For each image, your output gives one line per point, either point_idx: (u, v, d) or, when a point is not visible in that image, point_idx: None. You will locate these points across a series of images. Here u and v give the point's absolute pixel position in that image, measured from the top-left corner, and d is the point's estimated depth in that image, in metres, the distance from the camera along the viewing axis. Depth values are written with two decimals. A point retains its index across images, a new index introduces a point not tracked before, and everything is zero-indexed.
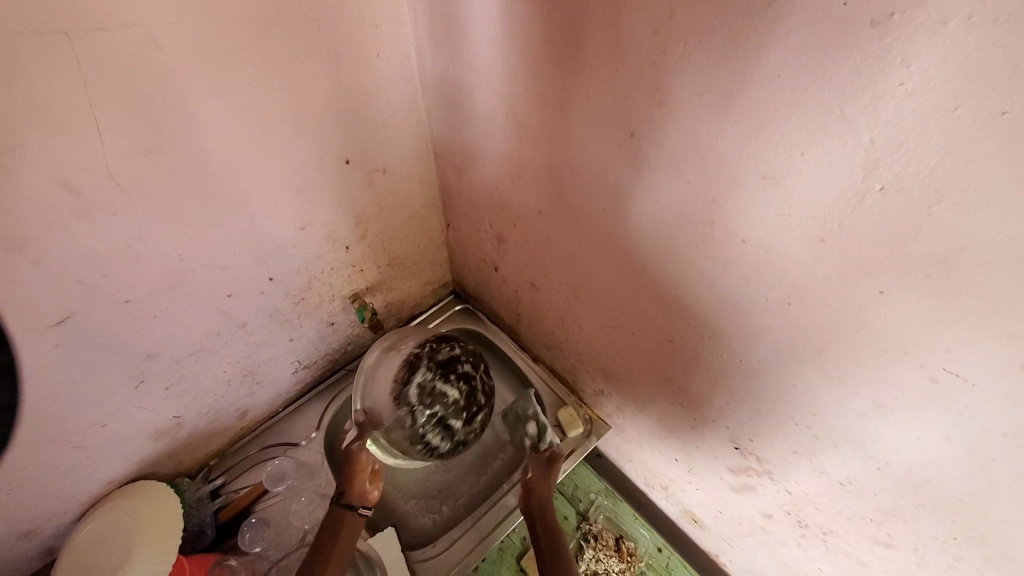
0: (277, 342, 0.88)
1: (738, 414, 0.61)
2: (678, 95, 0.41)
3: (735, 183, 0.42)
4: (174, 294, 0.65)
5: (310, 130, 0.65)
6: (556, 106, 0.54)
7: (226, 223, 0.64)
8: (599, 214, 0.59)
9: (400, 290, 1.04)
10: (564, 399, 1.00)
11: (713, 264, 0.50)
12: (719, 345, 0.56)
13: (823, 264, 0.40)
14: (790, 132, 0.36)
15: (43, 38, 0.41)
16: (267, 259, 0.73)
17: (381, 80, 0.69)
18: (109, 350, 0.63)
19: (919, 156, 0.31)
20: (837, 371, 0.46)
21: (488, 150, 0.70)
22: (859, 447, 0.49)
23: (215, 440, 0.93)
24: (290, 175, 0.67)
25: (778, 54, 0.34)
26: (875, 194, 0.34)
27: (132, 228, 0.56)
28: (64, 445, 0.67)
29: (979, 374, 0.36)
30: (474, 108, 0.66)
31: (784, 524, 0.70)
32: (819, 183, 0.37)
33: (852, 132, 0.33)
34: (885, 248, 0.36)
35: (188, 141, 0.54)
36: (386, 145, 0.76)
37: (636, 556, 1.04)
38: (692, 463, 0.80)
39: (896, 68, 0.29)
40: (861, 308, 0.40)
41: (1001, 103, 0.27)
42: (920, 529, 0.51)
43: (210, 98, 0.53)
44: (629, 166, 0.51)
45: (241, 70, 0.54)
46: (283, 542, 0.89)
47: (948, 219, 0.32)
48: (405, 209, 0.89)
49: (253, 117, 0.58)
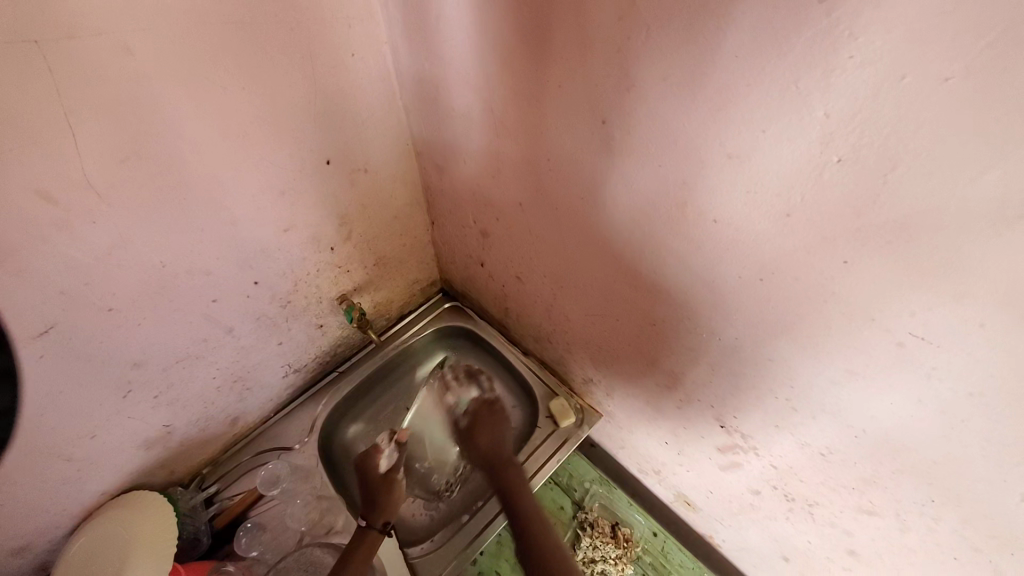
0: (266, 346, 0.88)
1: (722, 393, 0.63)
2: (646, 81, 0.42)
3: (704, 164, 0.43)
4: (159, 301, 0.65)
5: (288, 131, 0.65)
6: (530, 98, 0.55)
7: (207, 227, 0.64)
8: (577, 203, 0.60)
9: (388, 289, 1.05)
10: (555, 390, 1.02)
11: (688, 245, 0.51)
12: (700, 326, 0.57)
13: (790, 237, 0.42)
14: (752, 111, 0.37)
15: (14, 47, 0.41)
16: (251, 263, 0.73)
17: (358, 79, 0.69)
18: (95, 360, 0.63)
19: (873, 127, 0.33)
20: (810, 342, 0.47)
21: (467, 146, 0.71)
22: (837, 417, 0.51)
23: (207, 448, 0.92)
24: (270, 178, 0.67)
25: (735, 37, 0.35)
26: (834, 166, 0.36)
27: (114, 235, 0.56)
28: (53, 458, 0.66)
29: (942, 335, 0.38)
30: (451, 103, 0.67)
31: (772, 499, 0.71)
32: (781, 159, 0.38)
33: (809, 106, 0.34)
34: (847, 218, 0.37)
35: (166, 146, 0.54)
36: (365, 144, 0.77)
37: (632, 542, 1.05)
38: (682, 445, 0.81)
39: (846, 43, 0.31)
40: (829, 280, 0.42)
41: (945, 69, 0.28)
42: (899, 494, 0.52)
43: (186, 103, 0.54)
44: (603, 154, 0.52)
45: (216, 73, 0.54)
46: (280, 545, 0.88)
47: (903, 185, 0.33)
48: (388, 208, 0.90)
49: (230, 119, 0.58)
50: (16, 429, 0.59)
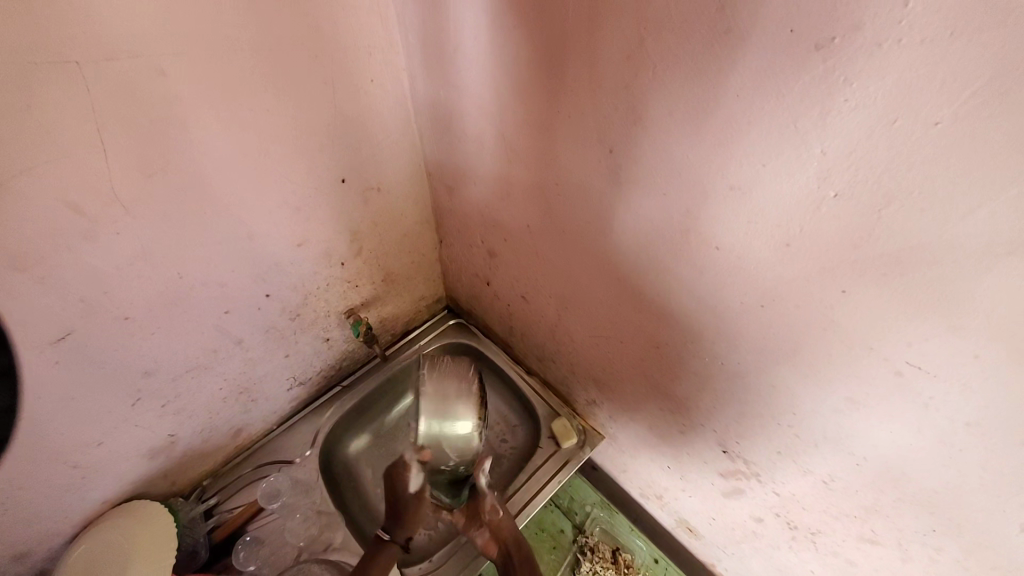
0: (273, 358, 0.89)
1: (725, 418, 0.63)
2: (652, 114, 0.44)
3: (707, 193, 0.45)
4: (174, 311, 0.67)
5: (307, 151, 0.68)
6: (540, 126, 0.57)
7: (224, 240, 0.66)
8: (584, 226, 0.62)
9: (394, 305, 1.06)
10: (557, 410, 1.02)
11: (692, 270, 0.52)
12: (703, 350, 0.58)
13: (789, 266, 0.43)
14: (752, 146, 0.39)
15: (56, 67, 0.43)
16: (264, 276, 0.75)
17: (375, 103, 0.72)
18: (108, 367, 0.64)
19: (867, 165, 0.34)
20: (810, 369, 0.48)
21: (478, 169, 0.73)
22: (838, 444, 0.51)
23: (210, 459, 0.92)
24: (287, 195, 0.70)
25: (737, 76, 0.37)
26: (831, 200, 0.37)
27: (135, 246, 0.58)
28: (60, 464, 0.67)
29: (938, 366, 0.39)
30: (464, 128, 0.70)
31: (775, 527, 0.71)
32: (780, 192, 0.40)
33: (806, 144, 0.36)
34: (844, 250, 0.39)
35: (190, 162, 0.57)
36: (379, 164, 0.79)
37: (633, 568, 1.03)
38: (684, 469, 0.81)
39: (840, 86, 0.33)
40: (828, 308, 0.43)
41: (935, 113, 0.30)
42: (901, 524, 0.52)
43: (212, 122, 0.56)
44: (610, 180, 0.54)
45: (242, 95, 0.57)
46: (278, 561, 0.88)
47: (898, 220, 0.35)
48: (398, 225, 0.92)
49: (253, 139, 0.61)
50: (28, 433, 0.60)
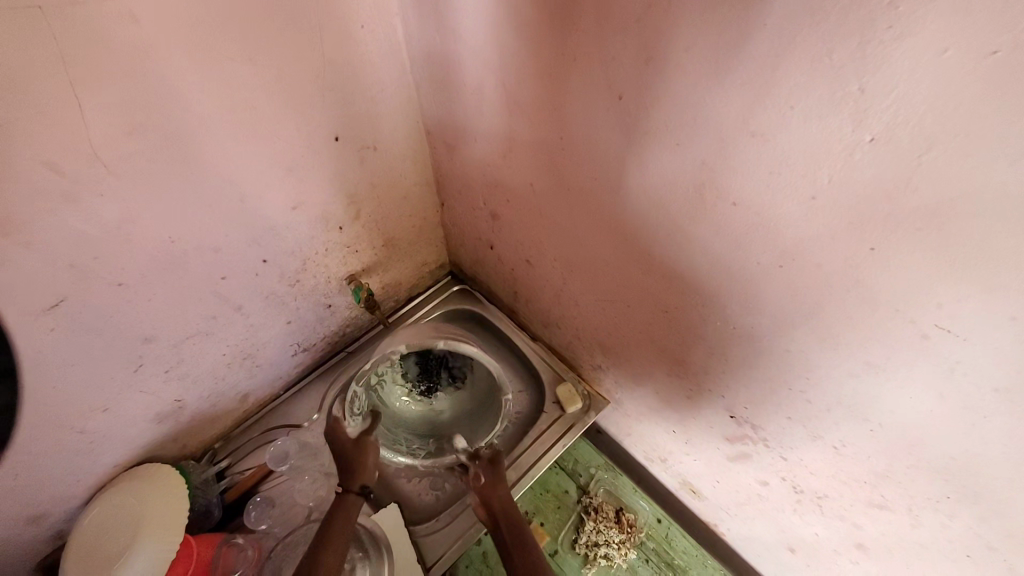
0: (275, 325, 0.88)
1: (734, 383, 0.61)
2: (668, 54, 0.40)
3: (725, 142, 0.41)
4: (169, 277, 0.65)
5: (297, 106, 0.64)
6: (543, 73, 0.53)
7: (216, 203, 0.64)
8: (590, 184, 0.58)
9: (396, 271, 1.04)
10: (562, 376, 1.02)
11: (705, 228, 0.49)
12: (714, 313, 0.56)
13: (814, 223, 0.40)
14: (779, 87, 0.35)
15: (17, 12, 0.40)
16: (260, 240, 0.73)
17: (367, 53, 0.67)
18: (107, 333, 0.63)
19: (909, 104, 0.30)
20: (830, 333, 0.46)
21: (478, 124, 0.69)
22: (853, 410, 0.50)
23: (217, 423, 0.93)
24: (277, 154, 0.66)
25: (768, 3, 0.33)
26: (866, 146, 0.34)
27: (122, 209, 0.55)
28: (68, 428, 0.68)
29: (970, 328, 0.36)
30: (462, 79, 0.65)
31: (780, 490, 0.71)
32: (808, 138, 0.36)
33: (841, 81, 0.32)
34: (876, 202, 0.35)
35: (171, 118, 0.54)
36: (375, 121, 0.75)
37: (636, 527, 1.05)
38: (689, 434, 0.80)
39: (884, 12, 0.29)
40: (854, 267, 0.40)
41: (991, 41, 0.26)
42: (914, 490, 0.51)
43: (192, 75, 0.53)
44: (619, 132, 0.50)
45: (221, 43, 0.53)
46: (288, 519, 0.90)
47: (940, 168, 0.31)
48: (398, 187, 0.88)
49: (238, 93, 0.57)
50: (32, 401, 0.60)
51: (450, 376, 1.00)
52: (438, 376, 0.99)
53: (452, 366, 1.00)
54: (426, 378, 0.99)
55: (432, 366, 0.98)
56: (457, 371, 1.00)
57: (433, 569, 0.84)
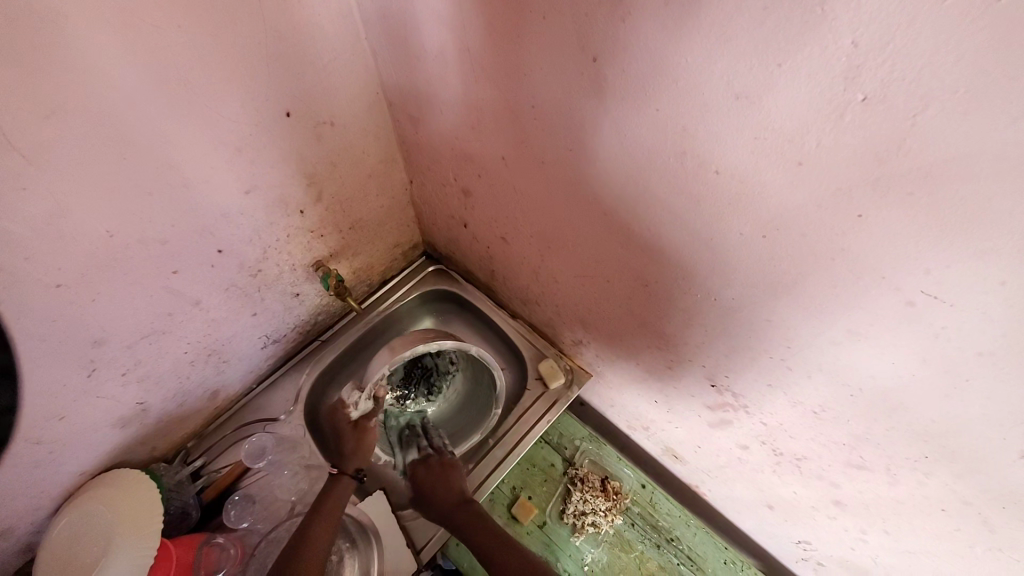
0: (239, 317, 0.83)
1: (713, 352, 0.61)
2: (644, 7, 0.37)
3: (707, 105, 0.39)
4: (114, 275, 0.60)
5: (241, 78, 0.57)
6: (508, 32, 0.48)
7: (158, 191, 0.58)
8: (565, 155, 0.55)
9: (366, 254, 0.99)
10: (544, 352, 1.01)
11: (688, 200, 0.47)
12: (693, 285, 0.55)
13: (803, 190, 0.38)
14: (766, 42, 0.33)
15: None
16: (213, 230, 0.68)
17: (316, 15, 0.60)
18: (51, 340, 0.58)
19: (908, 59, 0.28)
20: (812, 303, 0.45)
21: (443, 92, 0.64)
22: (834, 375, 0.50)
23: (187, 423, 0.89)
24: (222, 133, 0.60)
25: None
26: (857, 107, 0.32)
27: (49, 204, 0.49)
28: (19, 443, 0.63)
29: (957, 294, 0.36)
30: (421, 44, 0.60)
31: (759, 453, 0.72)
32: (796, 100, 0.34)
33: (834, 34, 0.30)
34: (868, 167, 0.34)
35: (96, 98, 0.47)
36: (330, 93, 0.69)
37: (622, 494, 1.08)
38: (671, 403, 0.81)
39: None
40: (839, 235, 0.39)
41: None
42: (891, 450, 0.52)
43: (113, 46, 0.46)
44: (594, 96, 0.46)
45: (145, 8, 0.46)
46: (272, 515, 0.89)
47: (933, 131, 0.30)
48: (361, 164, 0.83)
49: (169, 66, 0.51)
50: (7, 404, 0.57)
51: (430, 386, 0.99)
52: (419, 383, 0.98)
53: (434, 377, 1.00)
54: (407, 383, 0.98)
55: (417, 374, 0.98)
56: (439, 382, 1.00)
57: (421, 552, 0.84)
